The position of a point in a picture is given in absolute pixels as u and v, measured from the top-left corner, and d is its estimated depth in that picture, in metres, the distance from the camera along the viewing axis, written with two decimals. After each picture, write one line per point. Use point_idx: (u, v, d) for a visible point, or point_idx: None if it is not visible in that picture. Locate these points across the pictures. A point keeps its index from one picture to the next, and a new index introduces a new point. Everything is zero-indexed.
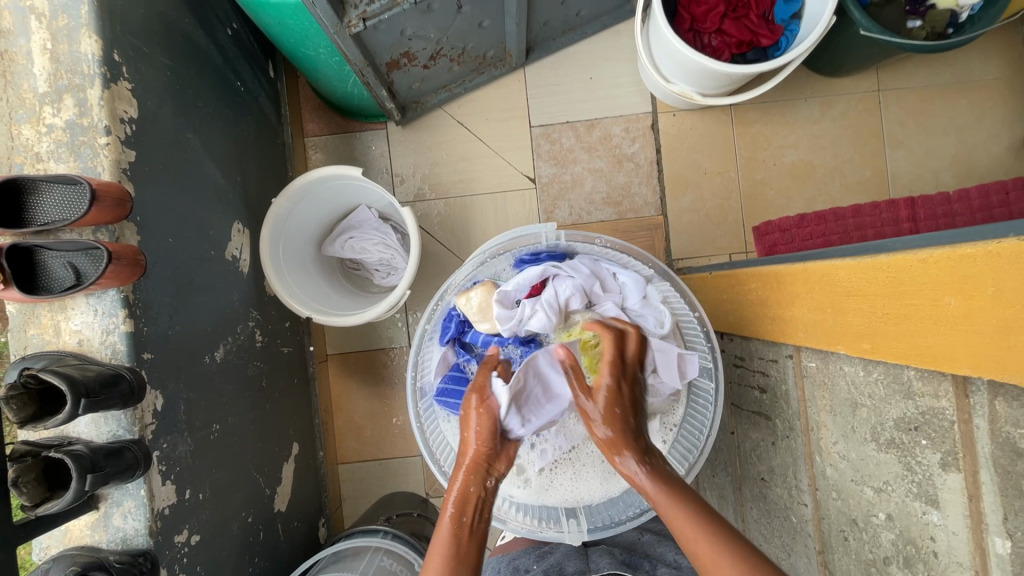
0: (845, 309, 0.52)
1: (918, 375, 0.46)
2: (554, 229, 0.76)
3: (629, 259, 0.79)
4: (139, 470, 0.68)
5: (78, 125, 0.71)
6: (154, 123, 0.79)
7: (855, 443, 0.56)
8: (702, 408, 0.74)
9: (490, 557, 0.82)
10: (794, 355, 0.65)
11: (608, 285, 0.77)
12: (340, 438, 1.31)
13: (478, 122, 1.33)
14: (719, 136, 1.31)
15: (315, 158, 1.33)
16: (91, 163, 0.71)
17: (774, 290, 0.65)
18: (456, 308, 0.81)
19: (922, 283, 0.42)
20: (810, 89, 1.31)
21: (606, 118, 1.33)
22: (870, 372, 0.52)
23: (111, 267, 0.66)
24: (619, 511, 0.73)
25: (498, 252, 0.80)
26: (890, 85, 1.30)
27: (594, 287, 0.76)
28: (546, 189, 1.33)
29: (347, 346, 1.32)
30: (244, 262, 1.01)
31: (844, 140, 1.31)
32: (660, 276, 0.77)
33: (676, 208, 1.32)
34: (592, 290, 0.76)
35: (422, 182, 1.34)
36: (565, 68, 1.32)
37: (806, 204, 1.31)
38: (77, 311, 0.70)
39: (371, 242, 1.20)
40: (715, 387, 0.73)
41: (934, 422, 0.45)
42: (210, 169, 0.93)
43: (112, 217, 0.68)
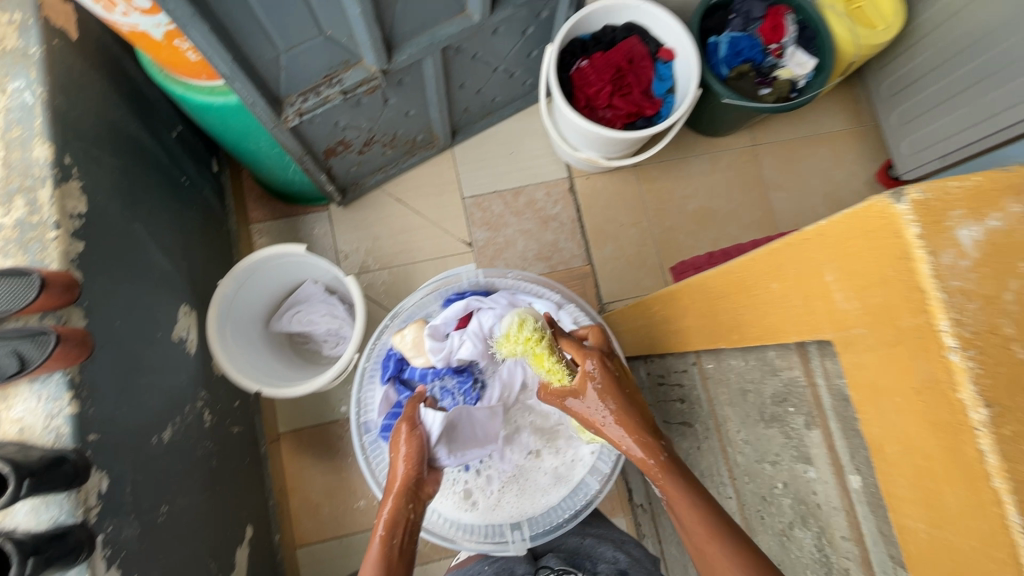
0: (716, 308, 0.63)
1: (777, 353, 0.57)
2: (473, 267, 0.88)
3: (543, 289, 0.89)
4: (83, 554, 0.67)
5: (28, 222, 0.76)
6: (102, 216, 0.85)
7: (751, 426, 0.65)
8: None
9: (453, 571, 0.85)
10: (697, 362, 0.75)
11: None
12: (297, 519, 1.28)
13: (415, 197, 1.46)
14: (629, 193, 1.50)
15: (260, 242, 1.40)
16: (39, 256, 0.75)
17: (670, 307, 0.76)
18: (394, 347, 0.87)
19: (757, 276, 0.54)
20: (698, 148, 1.53)
21: (530, 185, 1.49)
22: (748, 361, 0.62)
23: (59, 348, 0.69)
24: (556, 515, 0.80)
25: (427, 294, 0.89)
26: (762, 140, 1.55)
27: None
28: (483, 251, 1.45)
29: (300, 421, 1.32)
30: (191, 342, 1.04)
31: (734, 188, 1.52)
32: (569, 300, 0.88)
33: (601, 257, 1.46)
34: None
35: (366, 255, 1.42)
36: (488, 145, 1.50)
37: (712, 244, 1.49)
38: (20, 398, 0.71)
39: (319, 313, 1.26)
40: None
41: (794, 390, 0.55)
42: (156, 256, 0.98)
43: (60, 302, 0.72)
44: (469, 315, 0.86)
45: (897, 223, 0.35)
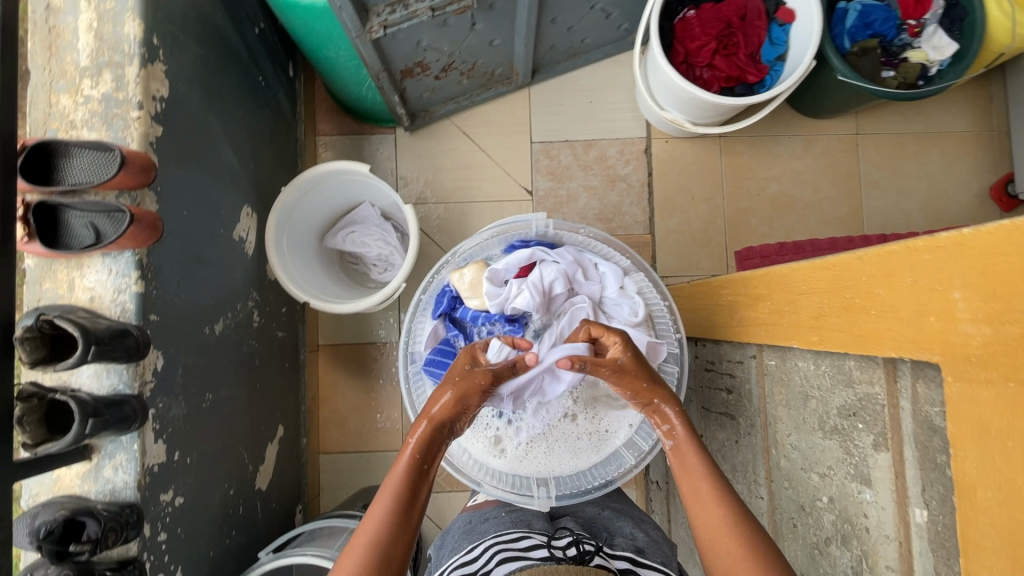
0: (799, 305, 0.57)
1: (857, 364, 0.52)
2: (544, 217, 0.83)
3: (610, 251, 0.85)
4: (135, 424, 0.72)
5: (113, 98, 0.76)
6: (181, 104, 0.85)
7: (805, 433, 0.61)
8: None
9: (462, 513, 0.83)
10: (756, 355, 0.70)
11: (590, 274, 0.84)
12: (324, 427, 1.34)
13: (483, 134, 1.41)
14: (707, 165, 1.40)
15: (325, 156, 1.40)
16: (122, 134, 0.76)
17: (741, 292, 0.71)
18: (450, 284, 0.86)
19: (860, 277, 0.48)
20: (793, 128, 1.41)
21: (603, 140, 1.41)
22: (818, 365, 0.57)
23: (131, 228, 0.72)
24: (585, 481, 0.80)
25: (490, 236, 0.85)
26: (867, 130, 1.41)
27: (576, 274, 0.82)
28: (542, 201, 1.40)
29: (340, 337, 1.36)
30: (249, 243, 1.06)
31: (823, 177, 1.40)
32: (637, 268, 0.84)
33: (663, 228, 1.39)
34: (574, 277, 0.82)
35: (425, 186, 1.40)
36: (567, 90, 1.41)
37: (785, 234, 1.39)
38: (92, 269, 0.74)
39: (371, 237, 1.26)
40: (681, 370, 0.79)
41: (868, 407, 0.51)
42: (227, 153, 0.98)
43: (136, 183, 0.74)
44: (531, 265, 0.83)
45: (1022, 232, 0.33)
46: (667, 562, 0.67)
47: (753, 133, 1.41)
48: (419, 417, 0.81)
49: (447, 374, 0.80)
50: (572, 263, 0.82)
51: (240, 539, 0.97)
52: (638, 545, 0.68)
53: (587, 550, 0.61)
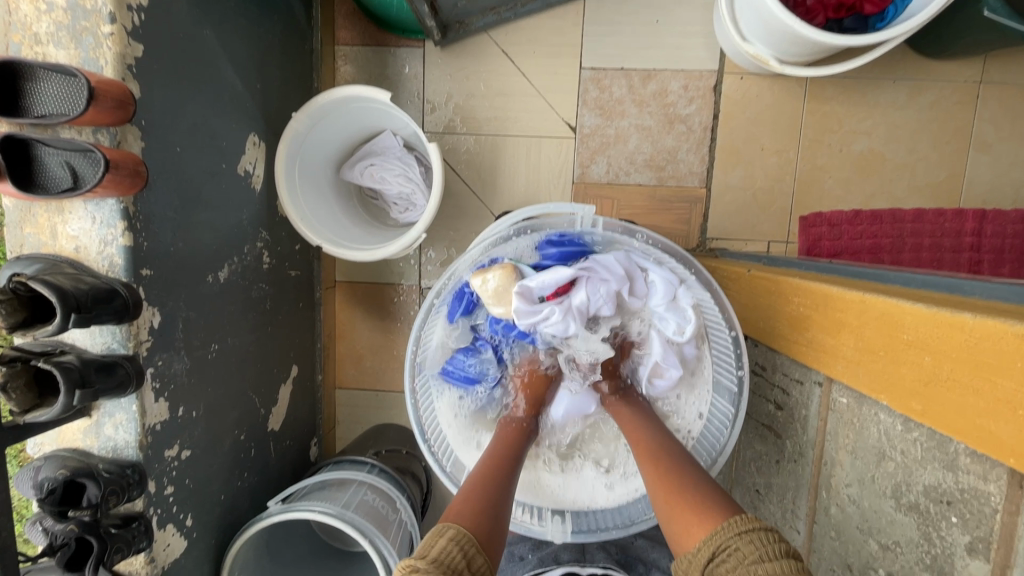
0: (900, 359, 0.45)
1: (969, 451, 0.41)
2: (593, 215, 0.69)
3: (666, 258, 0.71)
4: (131, 387, 0.67)
5: (81, 7, 0.63)
6: (167, 13, 0.71)
7: (871, 493, 0.52)
8: (715, 430, 0.71)
9: None
10: (823, 384, 0.60)
11: (638, 288, 0.72)
12: (341, 364, 1.32)
13: (525, 55, 1.21)
14: (786, 109, 1.19)
15: (345, 69, 1.23)
16: (93, 54, 0.64)
17: (820, 310, 0.58)
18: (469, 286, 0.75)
19: (1013, 362, 0.35)
20: (900, 70, 1.16)
21: (666, 70, 1.19)
22: (909, 429, 0.47)
23: (110, 175, 0.62)
24: (607, 518, 0.73)
25: (524, 233, 0.71)
26: (994, 78, 1.15)
27: (625, 289, 0.71)
28: (586, 140, 1.23)
29: (357, 276, 1.29)
30: (257, 178, 0.96)
31: (924, 135, 1.18)
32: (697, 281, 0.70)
33: (721, 183, 1.22)
34: (622, 292, 0.71)
35: (455, 113, 1.24)
36: (630, 4, 1.18)
37: (864, 200, 1.21)
38: (75, 216, 0.66)
39: (392, 171, 1.13)
40: (733, 414, 0.69)
41: (972, 503, 0.41)
42: (228, 73, 0.85)
43: (112, 119, 0.63)
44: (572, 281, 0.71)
45: None
46: None
47: (851, 74, 1.17)
48: (426, 435, 0.75)
49: (463, 380, 0.78)
50: (621, 278, 0.71)
51: (253, 480, 0.98)
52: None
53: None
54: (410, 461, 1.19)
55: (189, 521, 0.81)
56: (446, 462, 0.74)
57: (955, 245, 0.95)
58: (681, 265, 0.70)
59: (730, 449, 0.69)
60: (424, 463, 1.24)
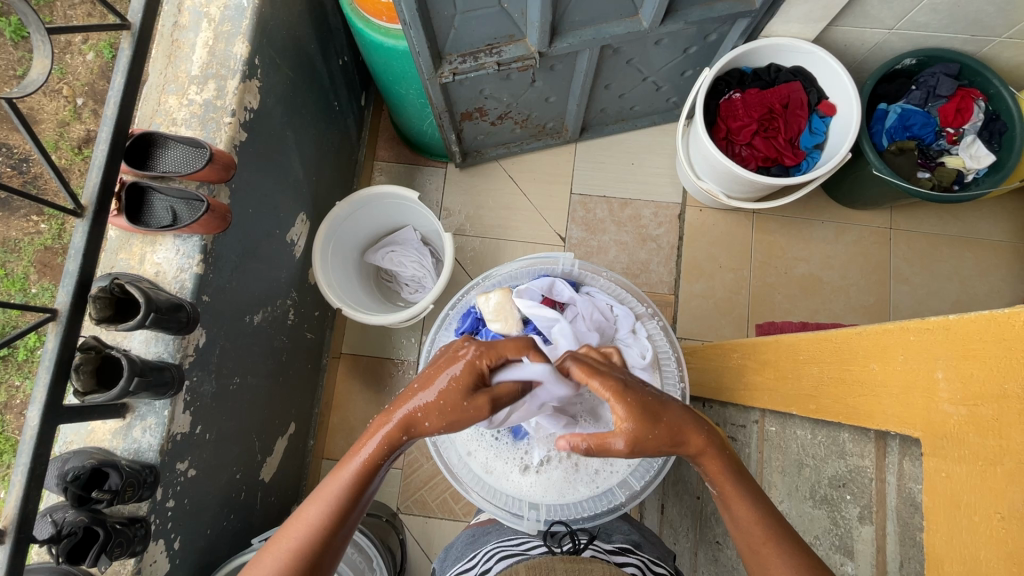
0: (801, 373, 0.60)
1: (851, 437, 0.54)
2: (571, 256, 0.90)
3: (627, 296, 0.90)
4: (171, 391, 0.78)
5: (212, 104, 0.88)
6: (267, 117, 0.97)
7: (797, 500, 0.62)
8: None
9: (467, 529, 0.88)
10: (759, 421, 0.72)
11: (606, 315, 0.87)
12: (332, 434, 1.38)
13: (527, 180, 1.50)
14: (738, 236, 1.45)
15: (379, 179, 1.51)
16: (212, 134, 0.87)
17: (751, 357, 0.74)
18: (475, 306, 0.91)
19: (857, 351, 0.51)
20: (826, 214, 1.45)
21: (639, 200, 1.48)
22: (815, 435, 0.59)
23: (206, 216, 0.81)
24: (574, 511, 0.80)
25: (521, 267, 0.92)
26: (901, 226, 1.44)
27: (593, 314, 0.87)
28: (573, 249, 1.46)
29: (362, 349, 1.42)
30: (298, 247, 1.15)
31: (852, 265, 1.43)
32: (650, 315, 0.88)
33: (687, 292, 1.43)
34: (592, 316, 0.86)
35: (466, 220, 1.49)
36: (611, 151, 1.50)
37: (809, 314, 1.41)
38: (163, 247, 0.83)
39: (409, 258, 1.34)
40: None
41: (857, 479, 0.52)
42: (295, 164, 1.09)
43: (217, 178, 0.83)
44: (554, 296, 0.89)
45: (886, 329, 0.47)
46: (661, 555, 0.76)
47: (788, 214, 1.46)
48: None
49: None
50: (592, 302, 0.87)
51: (236, 524, 1.00)
52: (634, 539, 0.76)
53: (581, 543, 0.70)
54: (388, 532, 1.19)
55: (176, 543, 0.84)
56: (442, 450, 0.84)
57: None
58: (641, 304, 0.90)
59: None
60: (402, 536, 1.23)
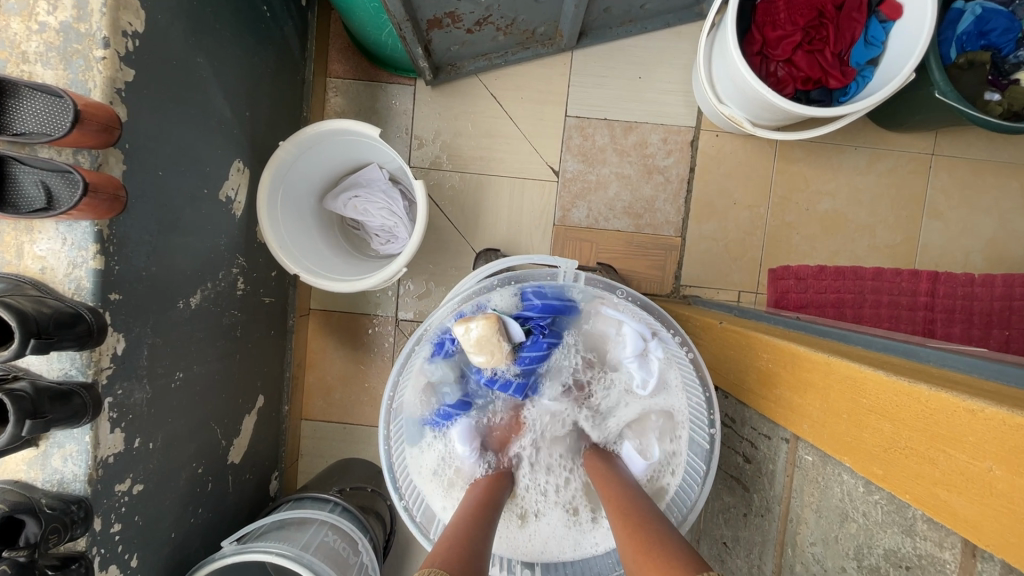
0: (861, 424, 0.48)
1: (926, 517, 0.43)
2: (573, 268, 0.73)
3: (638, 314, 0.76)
4: (87, 417, 0.64)
5: (74, 30, 0.63)
6: (162, 40, 0.72)
7: (834, 553, 0.53)
8: (689, 487, 0.74)
9: None
10: (790, 441, 0.61)
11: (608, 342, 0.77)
12: (308, 394, 1.29)
13: (512, 100, 1.25)
14: (758, 167, 1.26)
15: (335, 101, 1.25)
16: (82, 76, 0.64)
17: (787, 367, 0.61)
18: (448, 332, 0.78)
19: (962, 434, 0.38)
20: (861, 139, 1.25)
21: (646, 124, 1.25)
22: (870, 491, 0.49)
23: (86, 198, 0.61)
24: (576, 572, 0.75)
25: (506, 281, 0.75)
26: (945, 151, 1.24)
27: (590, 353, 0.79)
28: (568, 185, 1.26)
29: (332, 305, 1.27)
30: (238, 204, 0.95)
31: (883, 200, 1.26)
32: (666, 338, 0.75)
33: (696, 233, 1.26)
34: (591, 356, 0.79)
35: (441, 150, 1.26)
36: (615, 60, 1.24)
37: (829, 256, 1.27)
38: (44, 236, 0.64)
39: (376, 204, 1.15)
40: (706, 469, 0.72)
41: (930, 569, 0.43)
42: (217, 100, 0.85)
43: (96, 142, 0.62)
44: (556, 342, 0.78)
45: (1022, 425, 0.34)
46: None
47: (817, 139, 1.25)
48: (398, 483, 0.76)
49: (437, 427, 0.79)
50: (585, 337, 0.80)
51: (207, 516, 0.93)
52: None
53: None
54: (375, 500, 1.15)
55: (134, 561, 0.76)
56: (417, 512, 0.76)
57: (908, 298, 1.10)
58: (658, 323, 0.75)
59: (700, 502, 0.72)
60: (389, 500, 1.21)
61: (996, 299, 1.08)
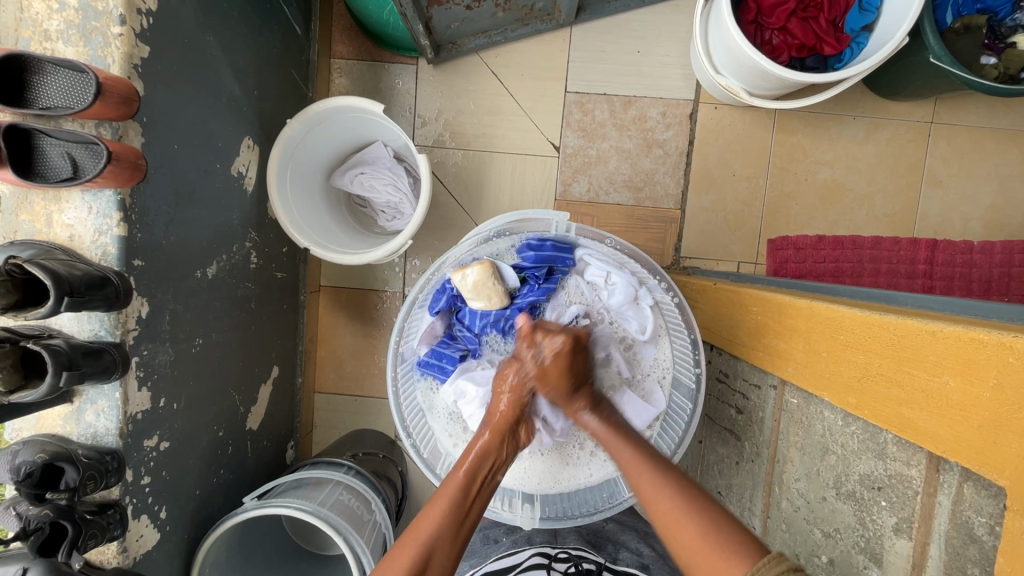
0: (838, 357, 0.51)
1: (896, 439, 0.46)
2: (566, 219, 0.77)
3: (628, 261, 0.79)
4: (116, 374, 0.69)
5: (92, 8, 0.67)
6: (174, 19, 0.75)
7: (816, 485, 0.56)
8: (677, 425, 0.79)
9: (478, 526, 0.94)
10: (777, 387, 0.64)
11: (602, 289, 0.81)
12: (321, 368, 1.33)
13: (513, 77, 1.27)
14: (756, 138, 1.27)
15: (339, 82, 1.28)
16: (101, 53, 0.67)
17: (774, 317, 0.64)
18: (451, 282, 0.82)
19: (925, 354, 0.41)
20: (859, 108, 1.26)
21: (645, 98, 1.27)
22: (848, 423, 0.52)
23: (110, 166, 0.65)
24: (572, 507, 0.80)
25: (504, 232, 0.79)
26: (944, 119, 1.25)
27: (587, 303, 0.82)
28: (569, 160, 1.29)
29: (341, 281, 1.31)
30: (249, 179, 0.99)
31: (881, 168, 1.27)
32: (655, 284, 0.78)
33: (695, 205, 1.29)
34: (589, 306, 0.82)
35: (444, 128, 1.29)
36: (613, 35, 1.25)
37: (828, 226, 1.28)
38: (72, 205, 0.68)
39: (382, 180, 1.18)
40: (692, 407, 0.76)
41: (898, 487, 0.46)
42: (227, 78, 0.89)
43: (115, 113, 0.66)
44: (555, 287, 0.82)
45: (976, 341, 0.38)
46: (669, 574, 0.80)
47: (815, 109, 1.26)
48: (406, 422, 0.81)
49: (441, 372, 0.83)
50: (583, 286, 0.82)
51: (228, 477, 0.98)
52: (643, 562, 0.80)
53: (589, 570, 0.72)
54: (386, 466, 1.20)
55: (162, 513, 0.81)
56: (424, 450, 0.81)
57: (906, 267, 1.12)
58: (645, 269, 0.78)
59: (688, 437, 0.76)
60: (400, 468, 1.25)
61: (997, 266, 1.08)
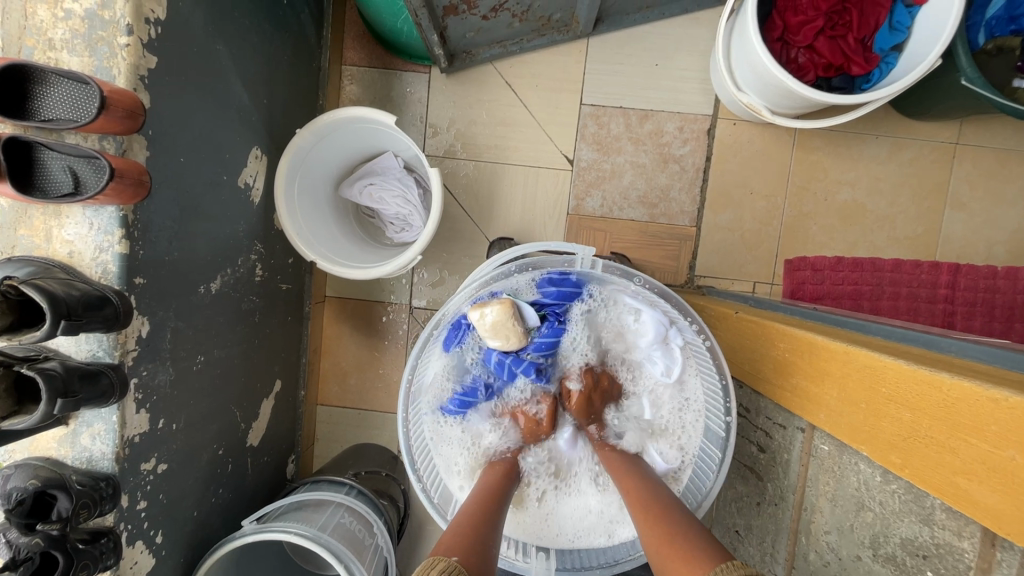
0: (881, 413, 0.48)
1: (945, 507, 0.44)
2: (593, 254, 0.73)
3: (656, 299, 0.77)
4: (114, 398, 0.66)
5: (99, 17, 0.64)
6: (183, 28, 0.73)
7: (850, 542, 0.53)
8: (705, 473, 0.75)
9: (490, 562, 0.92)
10: (806, 431, 0.61)
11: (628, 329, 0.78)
12: (324, 380, 1.31)
13: (527, 87, 1.24)
14: (776, 156, 1.24)
15: (350, 89, 1.25)
16: (107, 63, 0.65)
17: (803, 358, 0.61)
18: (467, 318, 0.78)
19: (987, 423, 0.39)
20: (882, 128, 1.23)
21: (662, 112, 1.24)
22: (888, 481, 0.50)
23: (113, 183, 0.62)
24: (591, 556, 0.77)
25: (526, 267, 0.76)
26: (970, 141, 1.22)
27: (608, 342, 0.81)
28: (583, 173, 1.26)
29: (347, 292, 1.29)
30: (256, 191, 0.96)
31: (904, 190, 1.24)
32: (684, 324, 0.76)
33: (711, 223, 1.25)
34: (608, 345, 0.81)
35: (456, 138, 1.26)
36: (631, 47, 1.22)
37: (847, 247, 1.25)
38: (72, 221, 0.66)
39: (391, 192, 1.15)
40: (721, 458, 0.72)
41: (947, 558, 0.44)
42: (236, 88, 0.86)
43: (122, 128, 0.63)
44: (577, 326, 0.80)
45: None
46: None
47: (837, 128, 1.23)
48: (416, 461, 0.78)
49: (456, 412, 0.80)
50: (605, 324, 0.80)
51: (227, 496, 0.96)
52: None
53: None
54: (389, 484, 1.17)
55: (159, 537, 0.79)
56: (434, 491, 0.78)
57: (926, 292, 1.08)
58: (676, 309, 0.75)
59: (717, 487, 0.72)
60: (402, 485, 1.22)
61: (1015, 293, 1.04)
